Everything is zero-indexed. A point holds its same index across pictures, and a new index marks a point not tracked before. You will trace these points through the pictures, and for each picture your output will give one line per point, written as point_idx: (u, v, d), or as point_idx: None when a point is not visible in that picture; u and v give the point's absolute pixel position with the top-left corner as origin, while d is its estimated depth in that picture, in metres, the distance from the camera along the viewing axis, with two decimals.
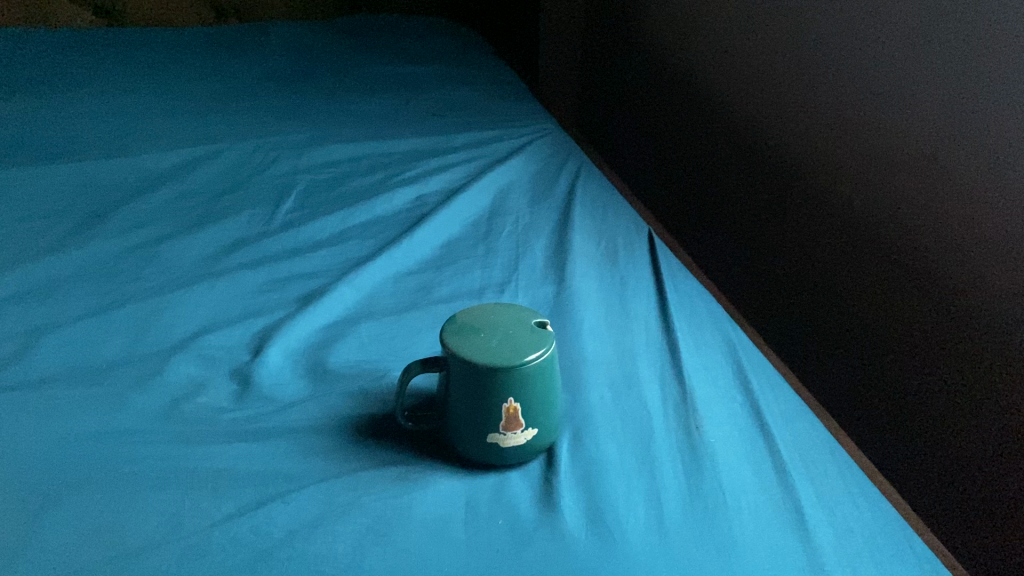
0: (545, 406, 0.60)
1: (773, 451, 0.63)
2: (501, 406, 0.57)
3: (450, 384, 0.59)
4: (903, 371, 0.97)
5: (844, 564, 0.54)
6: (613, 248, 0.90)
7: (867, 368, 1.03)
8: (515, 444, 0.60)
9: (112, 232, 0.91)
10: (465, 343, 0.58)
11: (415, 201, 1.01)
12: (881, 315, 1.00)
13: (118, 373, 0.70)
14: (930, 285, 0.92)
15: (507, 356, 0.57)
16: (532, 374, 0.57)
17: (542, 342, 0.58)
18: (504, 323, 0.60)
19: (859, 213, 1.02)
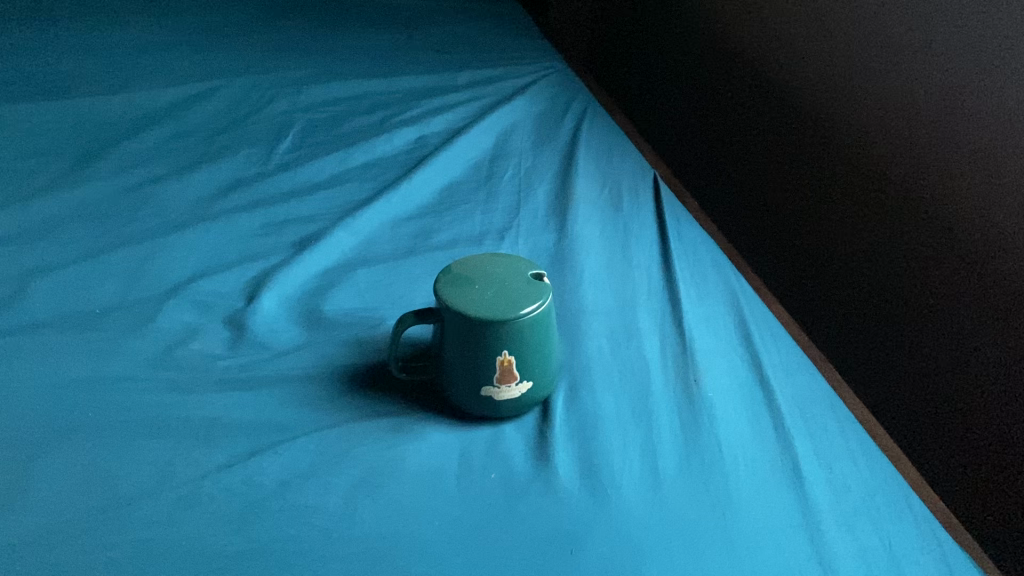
0: (541, 358, 0.59)
1: (773, 405, 0.62)
2: (496, 358, 0.57)
3: (444, 338, 0.58)
4: (894, 317, 0.89)
5: (840, 524, 0.54)
6: (617, 194, 0.88)
7: (868, 326, 0.93)
8: (510, 397, 0.59)
9: (107, 172, 0.89)
10: (459, 294, 0.57)
11: (416, 142, 0.98)
12: (873, 259, 0.92)
13: (113, 318, 0.69)
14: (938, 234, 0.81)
15: (502, 308, 0.55)
16: (527, 327, 0.56)
17: (539, 295, 0.57)
18: (500, 274, 0.59)
19: (869, 154, 0.91)
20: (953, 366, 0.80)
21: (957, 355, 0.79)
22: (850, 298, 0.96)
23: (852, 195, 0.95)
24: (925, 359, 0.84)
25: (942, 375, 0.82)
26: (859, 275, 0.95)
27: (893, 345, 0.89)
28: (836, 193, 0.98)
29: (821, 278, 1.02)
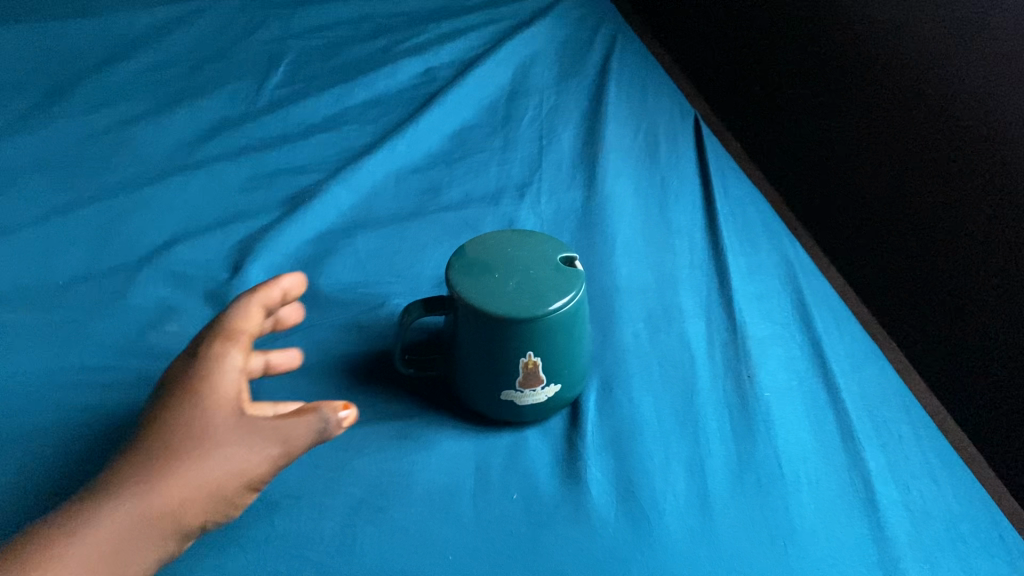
0: (571, 357, 0.50)
1: (839, 409, 0.53)
2: (519, 361, 0.48)
3: (458, 335, 0.49)
4: (900, 214, 0.67)
5: (921, 559, 0.46)
6: (652, 141, 0.77)
7: (845, 219, 0.73)
8: (535, 402, 0.51)
9: (75, 111, 0.79)
10: (476, 285, 0.47)
11: (424, 74, 0.87)
12: (864, 142, 0.70)
13: (79, 293, 0.61)
14: (951, 94, 0.60)
15: (526, 303, 0.46)
16: (557, 325, 0.47)
17: (570, 285, 0.47)
18: (524, 258, 0.49)
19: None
20: (988, 261, 0.58)
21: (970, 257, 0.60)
22: (836, 204, 0.74)
23: (830, 65, 0.73)
24: (948, 262, 0.62)
25: (974, 279, 0.60)
26: (845, 170, 0.73)
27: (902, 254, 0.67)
28: (812, 66, 0.76)
29: (797, 184, 0.79)
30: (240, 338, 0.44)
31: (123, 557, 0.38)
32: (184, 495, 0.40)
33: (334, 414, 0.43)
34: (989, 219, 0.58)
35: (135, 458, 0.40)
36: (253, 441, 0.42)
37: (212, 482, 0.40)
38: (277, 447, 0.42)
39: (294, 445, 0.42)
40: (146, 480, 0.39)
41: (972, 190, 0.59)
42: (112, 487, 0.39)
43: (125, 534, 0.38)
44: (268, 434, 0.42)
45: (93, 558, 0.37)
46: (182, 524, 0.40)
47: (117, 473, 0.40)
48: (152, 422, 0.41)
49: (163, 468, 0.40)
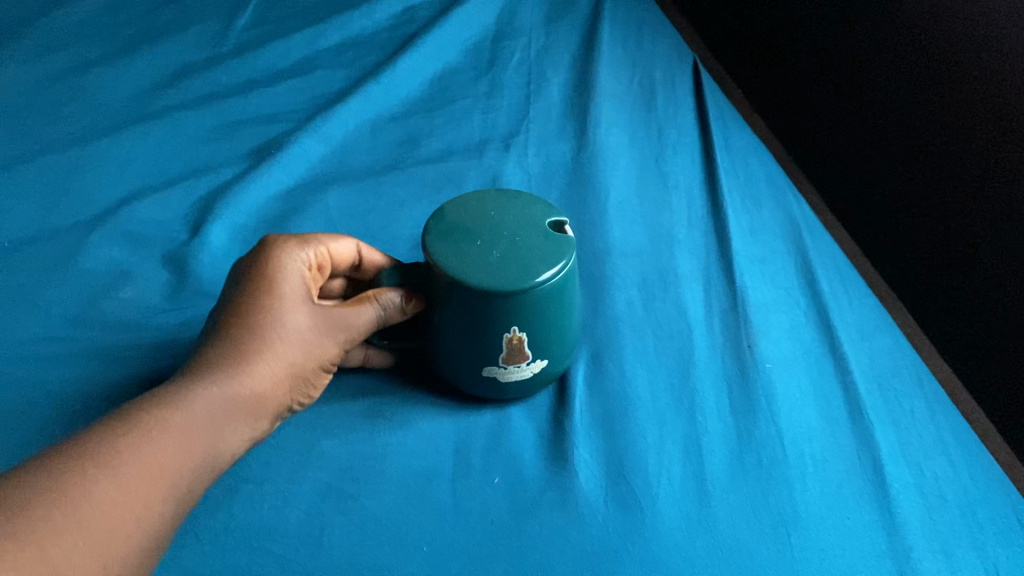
0: (559, 331, 0.46)
1: (847, 383, 0.49)
2: (502, 337, 0.43)
3: (433, 306, 0.44)
4: (917, 160, 0.61)
5: (935, 549, 0.42)
6: (649, 87, 0.72)
7: (848, 169, 0.69)
8: (519, 378, 0.46)
9: (25, 55, 0.73)
10: (453, 253, 0.42)
11: (404, 12, 0.81)
12: (879, 81, 0.64)
13: (25, 256, 0.56)
14: (973, 33, 0.56)
15: (512, 274, 0.41)
16: (545, 297, 0.42)
17: (559, 255, 0.42)
18: (508, 222, 0.44)
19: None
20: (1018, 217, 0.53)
21: (982, 212, 0.56)
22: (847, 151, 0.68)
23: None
24: (971, 215, 0.57)
25: (1003, 238, 0.55)
26: (858, 112, 0.67)
27: (920, 205, 0.62)
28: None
29: (805, 130, 0.74)
30: (311, 237, 0.44)
31: (221, 431, 0.36)
32: (273, 378, 0.39)
33: (392, 298, 0.44)
34: (1006, 172, 0.54)
35: (219, 342, 0.39)
36: (326, 325, 0.42)
37: (291, 361, 0.40)
38: (344, 332, 0.43)
39: (356, 331, 0.44)
40: (238, 362, 0.38)
41: (988, 139, 0.55)
42: (200, 367, 0.37)
43: (224, 409, 0.37)
44: (338, 320, 0.42)
45: (195, 429, 0.35)
46: (268, 407, 0.39)
47: (201, 357, 0.38)
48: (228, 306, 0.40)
49: (252, 352, 0.38)
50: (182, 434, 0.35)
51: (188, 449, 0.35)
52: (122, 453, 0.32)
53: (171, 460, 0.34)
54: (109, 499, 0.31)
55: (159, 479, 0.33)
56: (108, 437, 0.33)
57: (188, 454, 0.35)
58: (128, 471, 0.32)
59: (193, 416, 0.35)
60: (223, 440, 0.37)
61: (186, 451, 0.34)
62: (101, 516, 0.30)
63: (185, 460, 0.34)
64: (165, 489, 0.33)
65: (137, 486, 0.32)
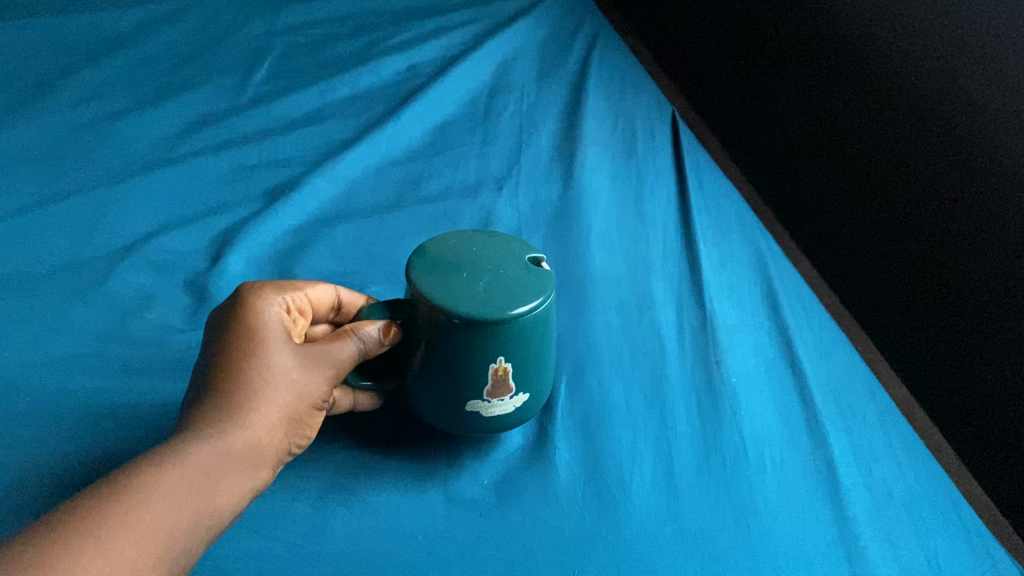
0: (539, 362, 0.47)
1: (805, 394, 0.54)
2: (488, 367, 0.45)
3: (414, 341, 0.45)
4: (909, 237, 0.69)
5: (880, 538, 0.47)
6: (630, 134, 0.78)
7: (844, 228, 0.76)
8: (502, 412, 0.48)
9: (60, 104, 0.80)
10: (439, 284, 0.43)
11: (407, 71, 0.88)
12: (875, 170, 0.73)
13: (60, 280, 0.61)
14: (962, 115, 0.63)
15: (500, 303, 0.43)
16: (529, 326, 0.44)
17: (543, 288, 0.44)
18: (489, 256, 0.45)
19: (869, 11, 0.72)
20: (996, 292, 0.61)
21: (975, 277, 0.63)
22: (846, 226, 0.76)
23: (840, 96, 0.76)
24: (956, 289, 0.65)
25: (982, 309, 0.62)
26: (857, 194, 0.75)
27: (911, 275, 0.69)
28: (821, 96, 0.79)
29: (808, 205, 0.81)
30: (287, 286, 0.46)
31: (217, 485, 0.37)
32: (266, 426, 0.40)
33: (372, 330, 0.44)
34: (988, 256, 0.61)
35: (208, 397, 0.40)
36: (309, 368, 0.43)
37: (282, 406, 0.41)
38: (329, 367, 0.44)
39: (341, 366, 0.44)
40: (229, 416, 0.39)
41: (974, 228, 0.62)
42: (190, 426, 0.38)
43: (218, 463, 0.37)
44: (320, 357, 0.43)
45: (192, 482, 0.35)
46: (266, 453, 0.40)
47: (194, 418, 0.39)
48: (214, 360, 0.41)
49: (241, 405, 0.39)
50: (174, 494, 0.34)
51: (185, 504, 0.35)
52: (113, 521, 0.32)
53: (164, 520, 0.33)
54: (100, 572, 0.30)
55: (153, 543, 0.32)
56: (99, 504, 0.32)
57: (183, 513, 0.34)
58: (120, 541, 0.31)
59: (188, 474, 0.35)
60: (221, 493, 0.37)
61: (182, 507, 0.34)
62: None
63: (181, 518, 0.34)
64: (159, 551, 0.33)
65: (125, 555, 0.31)
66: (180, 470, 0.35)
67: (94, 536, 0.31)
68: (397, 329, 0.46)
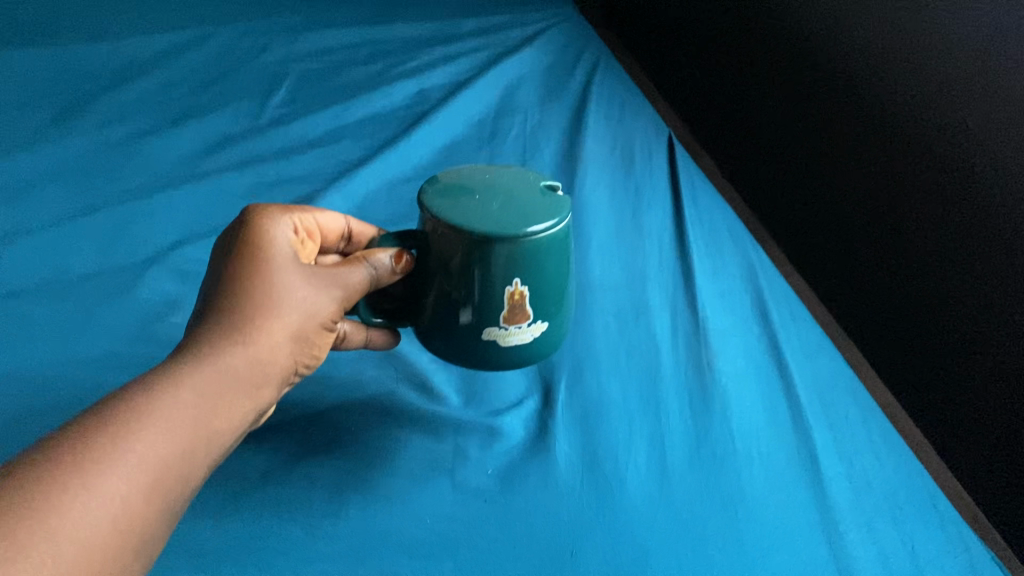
0: (557, 295, 0.48)
1: (791, 393, 0.58)
2: (505, 291, 0.45)
3: (432, 265, 0.46)
4: (918, 274, 0.74)
5: (859, 524, 0.50)
6: (629, 153, 0.83)
7: (862, 267, 0.81)
8: (520, 343, 0.48)
9: (89, 125, 0.85)
10: (454, 206, 0.44)
11: (417, 95, 0.93)
12: (893, 210, 0.77)
13: (91, 285, 0.65)
14: (956, 138, 0.69)
15: (514, 221, 0.43)
16: (545, 246, 0.44)
17: (558, 210, 0.45)
18: (504, 184, 0.46)
19: (876, 58, 0.80)
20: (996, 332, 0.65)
21: (976, 313, 0.67)
22: (864, 261, 0.81)
23: (870, 140, 0.81)
24: (959, 323, 0.69)
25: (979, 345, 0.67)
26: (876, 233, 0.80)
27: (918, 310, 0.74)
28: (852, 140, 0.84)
29: (833, 241, 0.86)
30: (295, 208, 0.48)
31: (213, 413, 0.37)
32: (266, 348, 0.41)
33: (384, 258, 0.46)
34: (988, 296, 0.66)
35: (210, 319, 0.41)
36: (309, 295, 0.44)
37: (285, 326, 0.42)
38: (338, 289, 0.45)
39: (352, 289, 0.46)
40: (228, 340, 0.40)
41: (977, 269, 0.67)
42: (191, 348, 0.39)
43: (216, 386, 0.38)
44: (329, 279, 0.45)
45: (191, 405, 0.36)
46: (267, 373, 0.41)
47: (194, 338, 0.39)
48: (216, 281, 0.42)
49: (241, 329, 0.40)
50: (171, 419, 0.35)
51: (181, 429, 0.35)
52: (105, 452, 0.32)
53: (159, 447, 0.34)
54: (91, 505, 0.31)
55: (145, 472, 0.33)
56: (89, 434, 0.32)
57: (178, 440, 0.35)
58: (111, 471, 0.32)
59: (186, 397, 0.36)
60: (218, 416, 0.38)
61: (178, 432, 0.35)
62: (81, 525, 0.30)
63: (176, 446, 0.35)
64: (152, 479, 0.33)
65: (115, 487, 0.32)
66: (176, 396, 0.36)
67: (88, 465, 0.31)
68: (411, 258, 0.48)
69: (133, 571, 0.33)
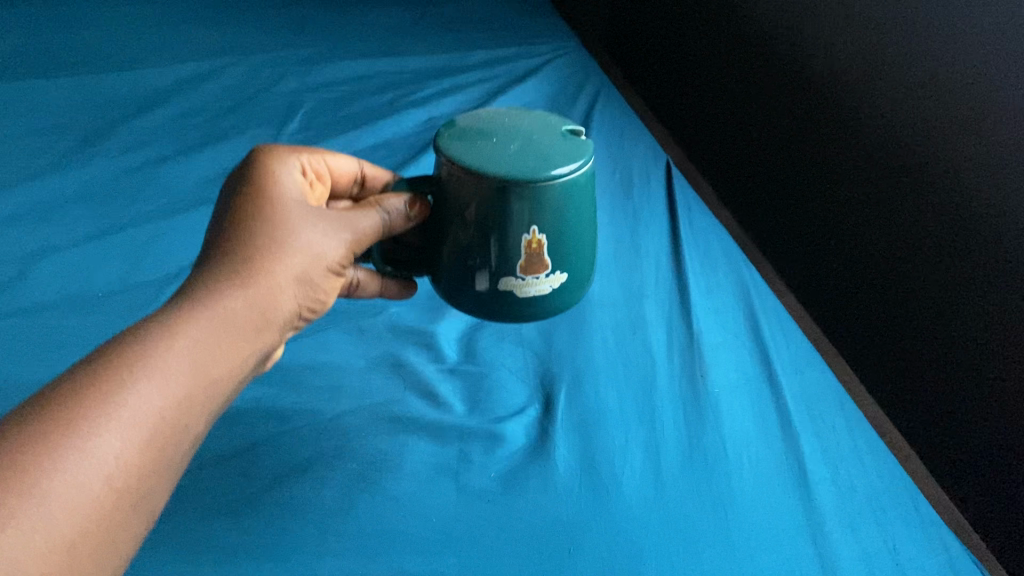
0: (575, 246, 0.50)
1: (779, 403, 0.61)
2: (522, 239, 0.48)
3: (451, 218, 0.49)
4: (929, 328, 0.78)
5: (844, 525, 0.52)
6: (628, 178, 0.86)
7: (873, 324, 0.86)
8: (538, 293, 0.51)
9: (112, 151, 0.89)
10: (472, 149, 0.47)
11: (425, 122, 0.97)
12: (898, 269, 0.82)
13: (114, 301, 0.68)
14: (950, 197, 0.75)
15: (530, 167, 0.45)
16: (564, 192, 0.47)
17: (576, 155, 0.47)
18: (523, 127, 0.49)
19: (865, 99, 0.86)
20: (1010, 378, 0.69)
21: (988, 361, 0.72)
22: (876, 318, 0.86)
23: (866, 203, 0.86)
24: (972, 371, 0.73)
25: (995, 393, 0.71)
26: (884, 290, 0.84)
27: (932, 361, 0.78)
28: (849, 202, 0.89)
29: (842, 298, 0.91)
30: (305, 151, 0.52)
31: (208, 362, 0.40)
32: (266, 295, 0.44)
33: (396, 204, 0.50)
34: (998, 344, 0.71)
35: (211, 270, 0.43)
36: (304, 244, 0.47)
37: (286, 273, 0.45)
38: (346, 233, 0.49)
39: (363, 233, 0.50)
40: (227, 288, 0.42)
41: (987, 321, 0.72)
42: (192, 296, 0.41)
43: (213, 334, 0.40)
44: (336, 224, 0.49)
45: (190, 351, 0.39)
46: (267, 320, 0.44)
47: (196, 288, 0.42)
48: (220, 238, 0.45)
49: (241, 279, 0.43)
50: (168, 366, 0.37)
51: (179, 375, 0.38)
52: (97, 407, 0.34)
53: (155, 395, 0.36)
54: (84, 459, 0.33)
55: (139, 423, 0.35)
56: (87, 387, 0.35)
57: (173, 389, 0.37)
58: (105, 423, 0.34)
59: (185, 343, 0.39)
60: (217, 362, 0.40)
61: (176, 379, 0.38)
62: (74, 479, 0.32)
63: (172, 393, 0.37)
64: (147, 428, 0.35)
65: (109, 440, 0.34)
66: (174, 344, 0.38)
67: (79, 423, 0.33)
68: (426, 204, 0.51)
69: (135, 517, 0.35)
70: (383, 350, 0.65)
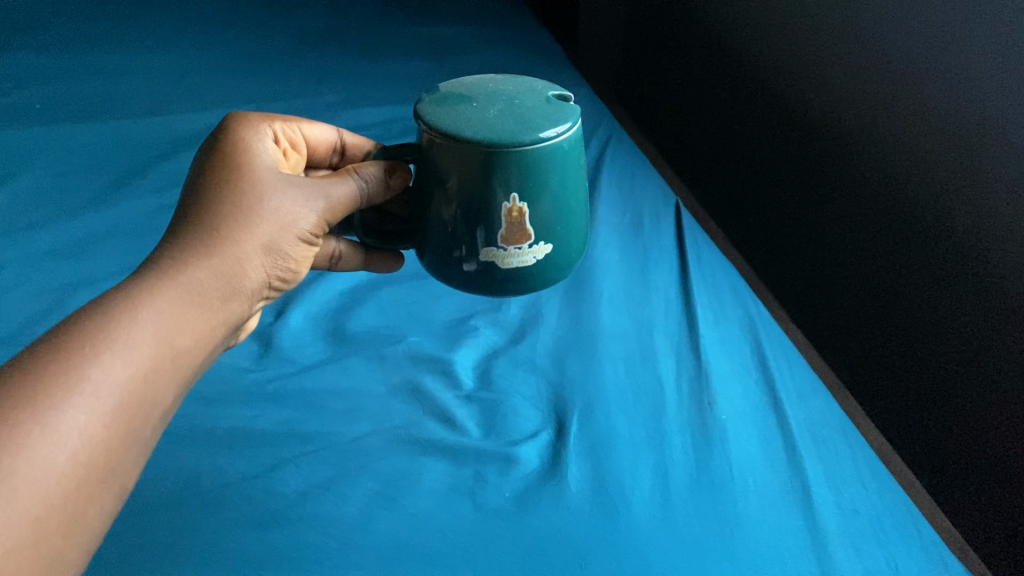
0: (561, 221, 0.52)
1: (784, 429, 0.63)
2: (502, 207, 0.49)
3: (433, 186, 0.51)
4: (925, 347, 0.81)
5: (846, 545, 0.54)
6: (639, 217, 0.90)
7: (872, 345, 0.89)
8: (522, 265, 0.52)
9: (146, 190, 0.93)
10: (453, 114, 0.48)
11: None
12: (889, 292, 0.85)
13: None
14: (930, 219, 0.78)
15: (511, 130, 0.47)
16: (545, 161, 0.48)
17: (557, 119, 0.48)
18: (506, 92, 0.50)
19: (845, 131, 0.90)
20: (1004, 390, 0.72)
21: (981, 373, 0.74)
22: (874, 341, 0.88)
23: (856, 230, 0.90)
24: (969, 384, 0.76)
25: (992, 405, 0.74)
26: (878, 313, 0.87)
27: (932, 379, 0.80)
28: (841, 231, 0.92)
29: (842, 324, 0.94)
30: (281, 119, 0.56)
31: (173, 334, 0.43)
32: (232, 267, 0.47)
33: (373, 171, 0.53)
34: (988, 358, 0.73)
35: (180, 243, 0.46)
36: (272, 214, 0.49)
37: (252, 243, 0.48)
38: (321, 199, 0.52)
39: (343, 199, 0.53)
40: (194, 262, 0.45)
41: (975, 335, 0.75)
42: (161, 269, 0.44)
43: (179, 305, 0.43)
44: (311, 191, 0.52)
45: (155, 324, 0.42)
46: (231, 289, 0.47)
47: (165, 259, 0.45)
48: (193, 205, 0.48)
49: (207, 251, 0.46)
50: (134, 340, 0.40)
51: (145, 348, 0.41)
52: (62, 385, 0.37)
53: (121, 369, 0.39)
54: (52, 440, 0.36)
55: (104, 401, 0.38)
56: (55, 366, 0.37)
57: (138, 363, 0.40)
58: (70, 402, 0.37)
59: (151, 316, 0.42)
60: (182, 334, 0.43)
61: (141, 350, 0.41)
62: (42, 459, 0.35)
63: (137, 367, 0.40)
64: (114, 405, 0.38)
65: (75, 420, 0.37)
66: (141, 318, 0.41)
67: (46, 402, 0.36)
68: (406, 172, 0.54)
69: (103, 490, 0.38)
70: (402, 376, 0.68)
